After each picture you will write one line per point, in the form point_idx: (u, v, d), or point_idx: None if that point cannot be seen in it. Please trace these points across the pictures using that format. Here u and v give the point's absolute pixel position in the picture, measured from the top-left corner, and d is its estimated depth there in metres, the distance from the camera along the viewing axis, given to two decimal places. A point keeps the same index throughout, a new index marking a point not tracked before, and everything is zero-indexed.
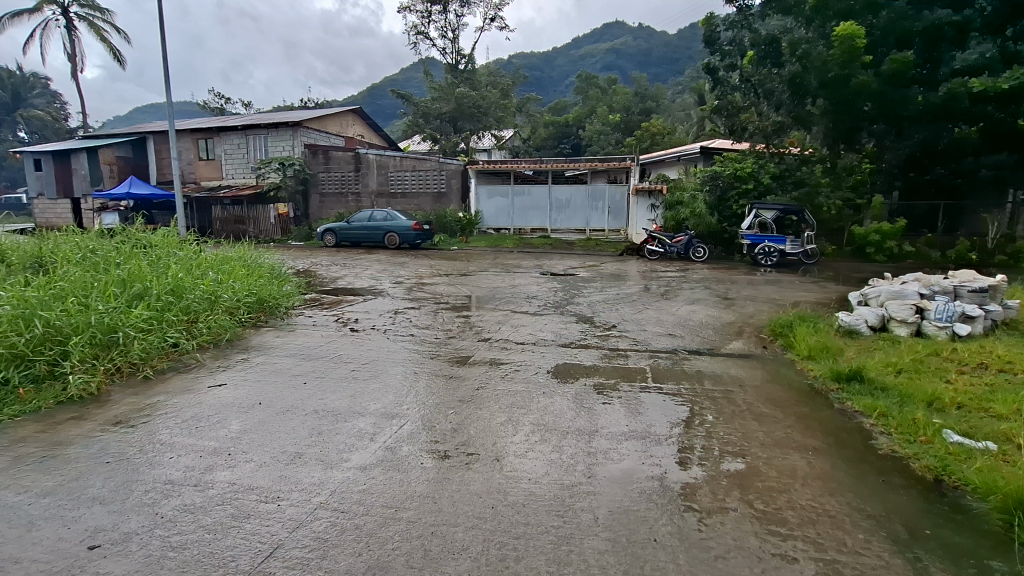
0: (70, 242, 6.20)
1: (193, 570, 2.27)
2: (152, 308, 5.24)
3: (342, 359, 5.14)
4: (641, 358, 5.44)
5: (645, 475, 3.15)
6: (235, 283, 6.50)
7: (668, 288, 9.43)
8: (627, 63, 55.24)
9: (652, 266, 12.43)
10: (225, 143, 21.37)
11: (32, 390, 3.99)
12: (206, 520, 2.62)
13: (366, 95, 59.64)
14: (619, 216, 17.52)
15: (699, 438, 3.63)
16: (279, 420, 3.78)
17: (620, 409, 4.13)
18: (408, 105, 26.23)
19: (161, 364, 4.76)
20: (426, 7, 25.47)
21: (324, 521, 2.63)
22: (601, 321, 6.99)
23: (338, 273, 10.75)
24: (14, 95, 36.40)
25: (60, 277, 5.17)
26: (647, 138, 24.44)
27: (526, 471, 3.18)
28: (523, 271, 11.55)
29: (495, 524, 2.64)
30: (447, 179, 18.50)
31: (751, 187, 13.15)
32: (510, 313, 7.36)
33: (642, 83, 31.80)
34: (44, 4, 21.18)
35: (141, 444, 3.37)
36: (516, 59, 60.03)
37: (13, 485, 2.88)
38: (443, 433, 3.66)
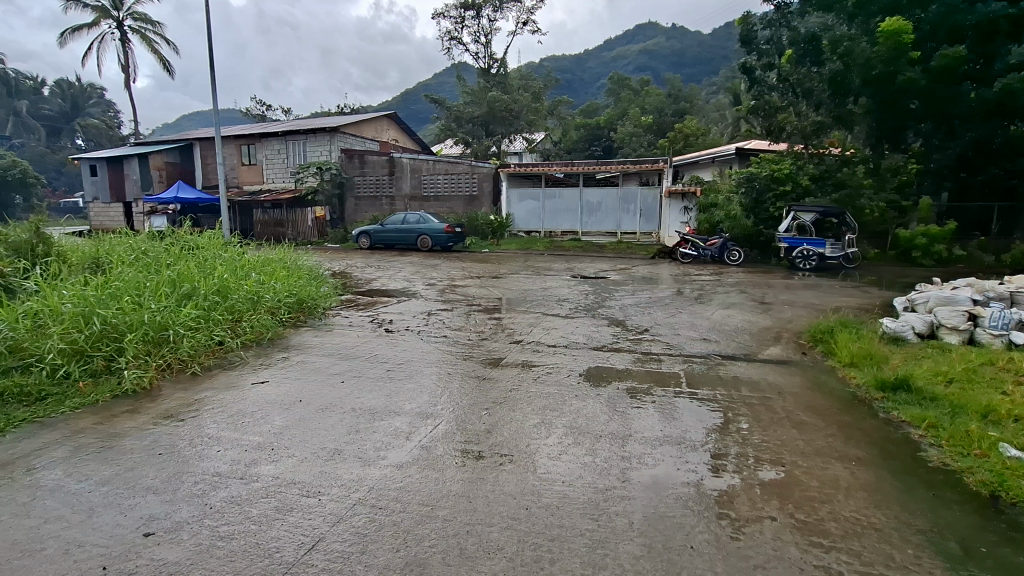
0: (125, 244, 6.54)
1: (242, 559, 2.36)
2: (200, 308, 5.48)
3: (378, 359, 5.25)
4: (674, 362, 5.36)
5: (680, 481, 3.11)
6: (276, 284, 6.74)
7: (702, 292, 9.28)
8: (661, 64, 54.48)
9: (684, 269, 12.26)
10: (265, 148, 22.09)
11: (90, 384, 4.22)
12: (252, 511, 2.73)
13: (400, 101, 60.90)
14: (651, 219, 17.33)
15: (736, 446, 3.56)
16: (318, 417, 3.88)
17: (654, 414, 4.08)
18: (441, 110, 26.59)
19: (208, 360, 4.96)
20: (460, 13, 25.83)
21: (363, 517, 2.69)
22: (633, 325, 6.93)
23: (373, 275, 10.99)
24: (73, 105, 38.96)
25: (116, 276, 5.46)
26: (681, 139, 24.06)
27: (560, 474, 3.18)
28: (554, 274, 11.55)
29: (530, 525, 2.66)
30: (478, 182, 18.64)
31: (789, 189, 12.82)
32: (541, 316, 7.37)
33: (676, 84, 31.32)
34: (100, 19, 22.39)
35: (191, 437, 3.52)
36: (547, 62, 60.19)
37: (75, 473, 3.06)
38: (476, 433, 3.70)
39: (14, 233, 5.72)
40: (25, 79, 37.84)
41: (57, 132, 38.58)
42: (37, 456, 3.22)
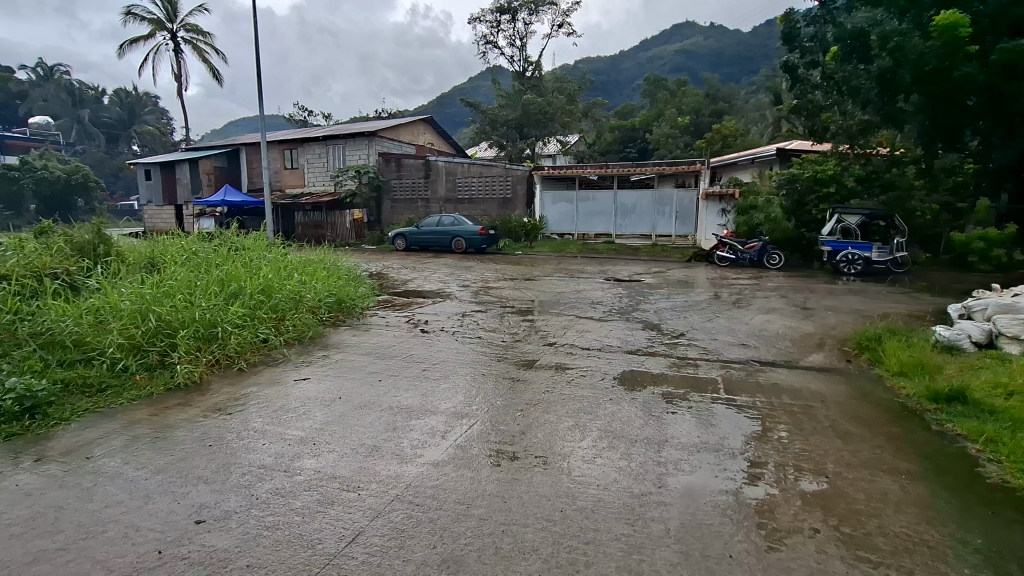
0: (177, 245, 6.86)
1: (287, 549, 2.44)
2: (246, 306, 5.71)
3: (413, 359, 5.34)
4: (712, 368, 5.26)
5: (717, 489, 3.05)
6: (317, 284, 6.95)
7: (741, 296, 9.06)
8: (698, 64, 53.44)
9: (722, 273, 11.99)
10: (307, 153, 22.78)
11: (146, 377, 4.45)
12: (296, 503, 2.82)
13: (436, 105, 61.82)
14: (687, 221, 17.02)
15: (777, 455, 3.46)
16: (357, 414, 3.98)
17: (691, 421, 4.01)
18: (476, 113, 26.85)
19: (253, 357, 5.15)
20: (496, 17, 26.09)
21: (401, 513, 2.75)
22: (669, 329, 6.81)
23: (408, 276, 11.17)
24: (131, 113, 41.30)
25: (170, 276, 5.72)
26: (719, 140, 23.52)
27: (594, 477, 3.16)
28: (587, 276, 11.48)
29: (565, 528, 2.66)
30: (513, 185, 18.71)
31: (833, 191, 12.48)
32: (575, 319, 7.34)
33: (714, 84, 30.68)
34: (156, 30, 23.55)
35: (237, 431, 3.66)
36: (581, 65, 60.04)
37: (133, 461, 3.23)
38: (510, 435, 3.71)
39: (79, 234, 6.08)
40: (88, 90, 40.34)
41: (115, 139, 40.74)
42: (98, 445, 3.41)
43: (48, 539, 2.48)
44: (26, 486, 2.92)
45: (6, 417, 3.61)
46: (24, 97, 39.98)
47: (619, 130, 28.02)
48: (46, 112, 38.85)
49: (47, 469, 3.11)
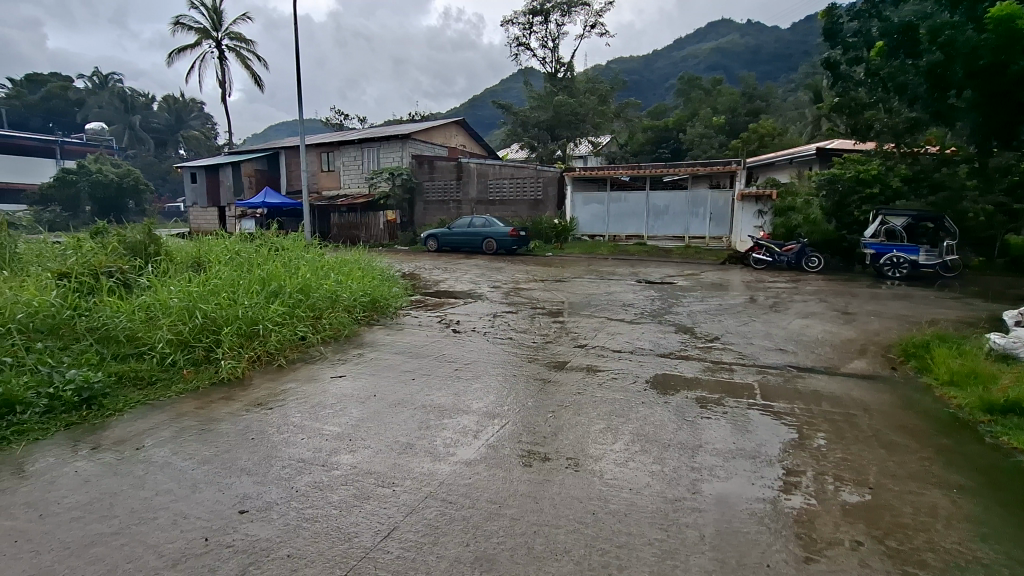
0: (221, 245, 7.13)
1: (326, 541, 2.51)
2: (286, 304, 5.89)
3: (445, 359, 5.41)
4: (747, 373, 5.15)
5: (753, 497, 2.98)
6: (353, 284, 7.11)
7: (778, 300, 8.82)
8: (734, 63, 52.33)
9: (757, 276, 11.71)
10: (342, 155, 23.36)
11: (193, 371, 4.64)
12: (333, 497, 2.90)
13: (468, 107, 62.43)
14: (722, 222, 16.68)
15: (817, 464, 3.36)
16: (392, 412, 4.06)
17: (726, 426, 3.93)
18: (508, 115, 26.96)
19: (292, 354, 5.32)
20: (528, 19, 26.18)
21: (435, 510, 2.79)
22: (702, 332, 6.69)
23: (440, 277, 11.32)
24: (178, 118, 43.19)
25: (214, 275, 5.94)
26: (755, 140, 22.95)
27: (627, 481, 3.14)
28: (618, 278, 11.40)
29: (596, 531, 2.65)
30: (544, 186, 18.71)
31: (876, 191, 12.13)
32: (605, 321, 7.29)
33: (751, 83, 29.92)
34: (201, 39, 24.53)
35: (277, 425, 3.79)
36: (613, 65, 59.62)
37: (181, 452, 3.38)
38: (542, 436, 3.71)
39: (131, 234, 6.37)
40: (139, 97, 42.40)
41: (163, 144, 42.57)
42: (148, 436, 3.57)
43: (104, 524, 2.62)
44: (84, 473, 3.09)
45: (67, 406, 3.83)
46: (81, 105, 42.08)
47: (651, 131, 27.65)
48: (100, 118, 40.85)
49: (102, 457, 3.28)
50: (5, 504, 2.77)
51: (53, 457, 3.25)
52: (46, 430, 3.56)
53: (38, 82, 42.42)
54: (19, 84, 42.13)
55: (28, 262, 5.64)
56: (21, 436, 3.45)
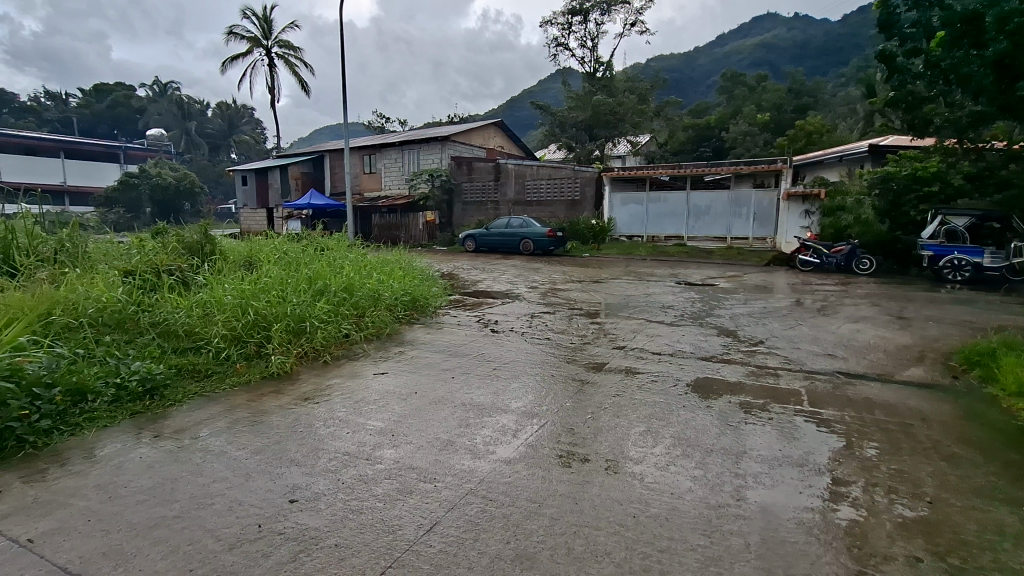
0: (271, 245, 7.43)
1: (370, 533, 2.58)
2: (331, 303, 6.09)
3: (485, 359, 5.45)
4: (794, 379, 4.97)
5: (800, 506, 2.89)
6: (394, 284, 7.27)
7: (826, 303, 8.49)
8: (780, 58, 50.67)
9: (804, 278, 11.30)
10: (384, 158, 23.95)
11: (245, 366, 4.85)
12: (377, 489, 2.99)
13: (506, 108, 62.88)
14: (766, 222, 16.19)
15: (869, 474, 3.22)
16: (432, 409, 4.13)
17: (771, 432, 3.82)
18: (545, 115, 26.96)
19: (337, 351, 5.50)
20: (567, 19, 26.12)
21: (475, 507, 2.83)
22: (746, 336, 6.51)
23: (478, 276, 11.46)
24: (231, 123, 45.27)
25: (265, 274, 6.20)
26: (802, 137, 22.13)
27: (669, 485, 3.09)
28: (658, 279, 11.25)
29: (638, 535, 2.62)
30: (581, 187, 18.62)
31: (937, 190, 11.37)
32: (644, 323, 7.18)
33: (798, 78, 28.83)
34: (253, 47, 25.58)
35: (324, 418, 3.93)
36: (654, 63, 58.76)
37: (236, 441, 3.54)
38: (580, 437, 3.71)
39: (189, 234, 6.71)
40: (195, 104, 44.58)
41: (217, 148, 44.69)
42: (204, 426, 3.76)
43: (166, 507, 2.78)
44: (148, 459, 3.28)
45: (132, 396, 4.08)
46: (143, 112, 44.55)
47: (692, 129, 27.08)
48: (160, 125, 43.10)
49: (164, 444, 3.48)
50: (79, 485, 2.97)
51: (120, 443, 3.47)
52: (113, 417, 3.80)
53: (105, 91, 45.14)
54: (88, 94, 44.92)
55: (96, 260, 6.00)
56: (92, 422, 3.69)
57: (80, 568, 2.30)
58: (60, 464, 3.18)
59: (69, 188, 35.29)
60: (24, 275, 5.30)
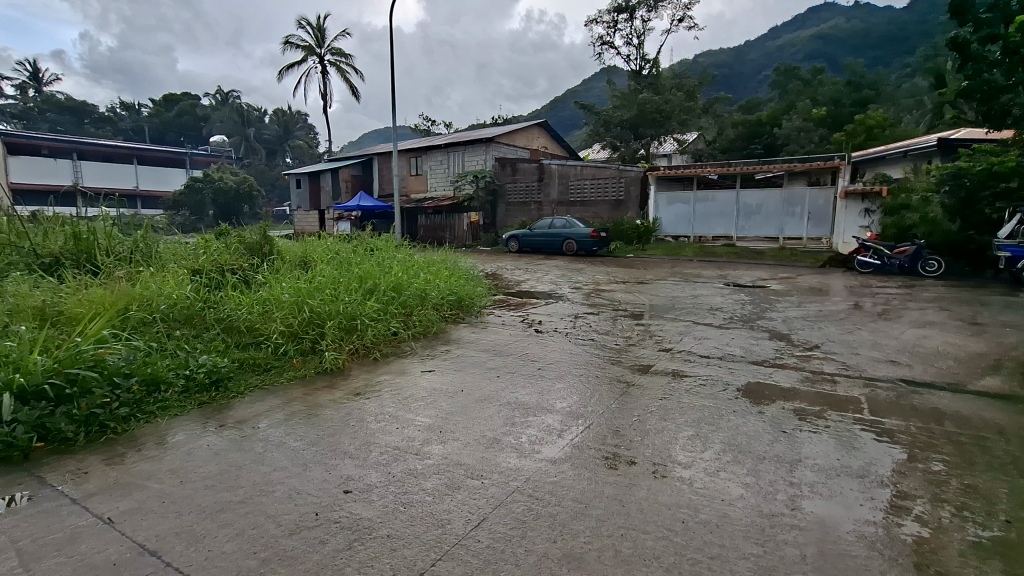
0: (324, 246, 7.73)
1: (419, 525, 2.65)
2: (380, 302, 6.28)
3: (529, 358, 5.48)
4: (853, 386, 4.74)
5: (861, 519, 2.76)
6: (441, 284, 7.42)
7: (888, 307, 8.04)
8: (838, 50, 48.40)
9: (863, 280, 10.74)
10: (430, 160, 24.44)
11: (301, 361, 5.07)
12: (427, 484, 3.06)
13: (550, 109, 63.00)
14: (822, 222, 15.50)
15: (937, 489, 3.04)
16: (478, 407, 4.19)
17: (828, 441, 3.66)
18: (589, 115, 26.79)
19: (386, 348, 5.66)
20: (613, 17, 25.86)
21: (522, 505, 2.85)
22: (800, 340, 6.25)
23: (522, 277, 11.51)
24: (286, 129, 47.42)
25: (319, 273, 6.45)
26: (862, 132, 21.02)
27: (720, 492, 3.02)
28: (705, 281, 10.97)
29: (687, 540, 2.58)
30: (626, 186, 18.38)
31: (1014, 187, 10.31)
32: (691, 325, 7.00)
33: (858, 69, 27.38)
34: (307, 56, 26.66)
35: (373, 413, 4.06)
36: (702, 60, 57.32)
37: (292, 433, 3.71)
38: (625, 439, 3.68)
39: (250, 236, 7.09)
40: (254, 111, 46.93)
41: (273, 153, 47.04)
42: (263, 418, 3.95)
43: (232, 492, 2.95)
44: (214, 446, 3.49)
45: (199, 387, 4.33)
46: (206, 120, 47.26)
47: (742, 126, 26.25)
48: (222, 131, 45.50)
49: (228, 433, 3.69)
50: (154, 469, 3.20)
51: (188, 431, 3.70)
52: (183, 407, 4.05)
53: (173, 101, 48.02)
54: (157, 103, 47.94)
55: (167, 258, 6.43)
56: (164, 411, 3.95)
57: (157, 545, 2.47)
58: (137, 449, 3.43)
59: (140, 192, 37.86)
60: (105, 273, 5.74)
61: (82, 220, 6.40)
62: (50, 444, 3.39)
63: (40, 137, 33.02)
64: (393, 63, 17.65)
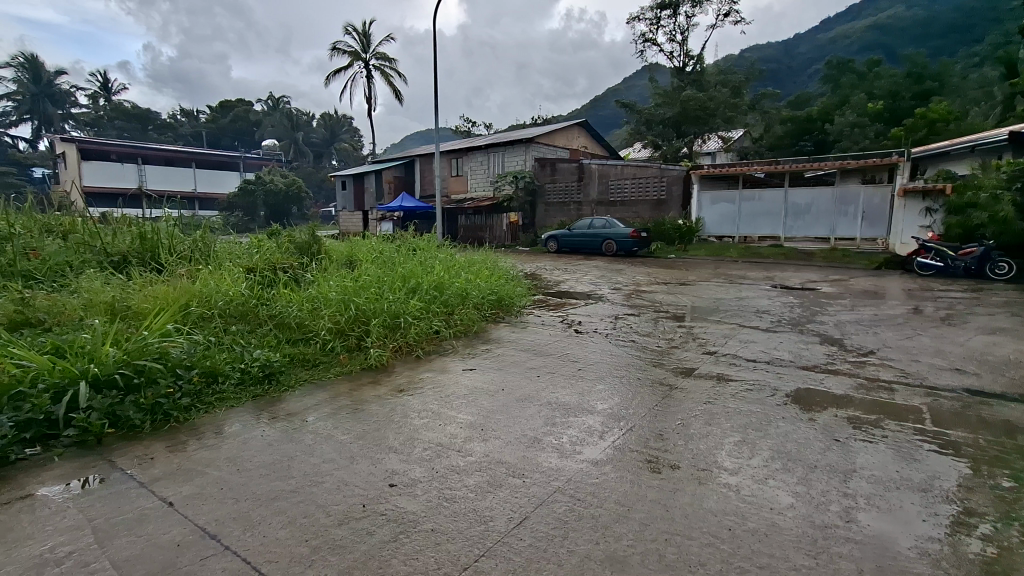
0: (369, 245, 7.94)
1: (461, 522, 2.68)
2: (423, 301, 6.40)
3: (569, 359, 5.47)
4: (913, 395, 4.49)
5: (923, 535, 2.61)
6: (482, 283, 7.50)
7: (953, 312, 7.56)
8: (896, 40, 45.89)
9: (924, 283, 10.16)
10: (470, 161, 24.71)
11: (347, 357, 5.23)
12: (469, 481, 3.10)
13: (590, 108, 62.58)
14: (877, 222, 14.76)
15: (1009, 507, 2.84)
16: (519, 406, 4.21)
17: (886, 452, 3.48)
18: (630, 113, 26.43)
19: (429, 346, 5.77)
20: (656, 14, 25.44)
21: (564, 505, 2.85)
22: (853, 345, 5.97)
23: (561, 277, 11.47)
24: (332, 132, 49.01)
25: (365, 272, 6.63)
26: (923, 126, 19.86)
27: (769, 501, 2.92)
28: (752, 282, 10.63)
29: (734, 547, 2.52)
30: (668, 186, 18.03)
31: None
32: (737, 328, 6.80)
33: (919, 60, 25.89)
34: (353, 61, 27.44)
35: (416, 410, 4.14)
36: (749, 54, 55.56)
37: (340, 426, 3.84)
38: (667, 443, 3.62)
39: (300, 236, 7.38)
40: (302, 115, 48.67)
41: (320, 155, 48.89)
42: (312, 412, 4.09)
43: (285, 481, 3.08)
44: (268, 437, 3.65)
45: (254, 380, 4.53)
46: (259, 124, 49.33)
47: (791, 123, 25.30)
48: (273, 135, 47.33)
49: (280, 425, 3.85)
50: (213, 456, 3.37)
51: (243, 422, 3.88)
52: (238, 399, 4.25)
53: (228, 107, 50.25)
54: (214, 109, 50.34)
55: (224, 256, 6.77)
56: (221, 402, 4.16)
57: (216, 530, 2.60)
58: (197, 438, 3.61)
59: (198, 194, 39.86)
60: (168, 271, 6.09)
61: (147, 220, 6.81)
62: (120, 430, 3.63)
63: (109, 144, 35.25)
64: (436, 66, 17.93)
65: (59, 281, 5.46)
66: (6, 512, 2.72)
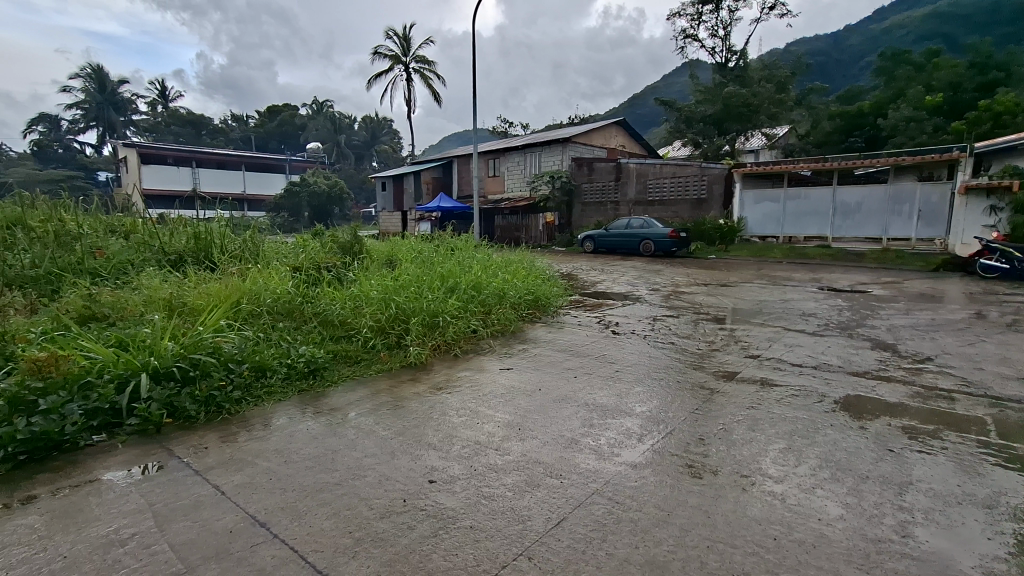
0: (408, 245, 8.09)
1: (499, 520, 2.71)
2: (461, 300, 6.47)
3: (607, 360, 5.42)
4: (975, 405, 4.23)
5: (987, 554, 2.47)
6: (518, 283, 7.54)
7: (1020, 317, 7.07)
8: (957, 28, 43.20)
9: (987, 286, 9.55)
10: (508, 161, 24.83)
11: (388, 354, 5.34)
12: (507, 479, 3.12)
13: (628, 107, 61.73)
14: (935, 221, 13.97)
15: None
16: (556, 407, 4.20)
17: (947, 465, 3.30)
18: (670, 111, 25.93)
19: (466, 345, 5.83)
20: (697, 9, 24.91)
21: (602, 508, 2.83)
22: (908, 351, 5.68)
23: (598, 277, 11.37)
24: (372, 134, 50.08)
25: (404, 271, 6.75)
26: (987, 119, 18.64)
27: (817, 511, 2.82)
28: (797, 284, 10.25)
29: (780, 558, 2.44)
30: (708, 184, 17.60)
31: None
32: (781, 331, 6.57)
33: (984, 48, 24.31)
34: (393, 65, 28.02)
35: (454, 409, 4.18)
36: (796, 48, 53.55)
37: (381, 422, 3.92)
38: (708, 448, 3.53)
39: (342, 236, 7.60)
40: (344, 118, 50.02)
41: (361, 157, 50.05)
42: (354, 408, 4.20)
43: (329, 474, 3.17)
44: (312, 431, 3.77)
45: (300, 374, 4.68)
46: (304, 128, 50.97)
47: (841, 118, 24.22)
48: (316, 138, 48.83)
49: (324, 419, 3.98)
50: (263, 447, 3.51)
51: (289, 416, 4.02)
52: (285, 393, 4.41)
53: (275, 112, 52.20)
54: (261, 115, 52.35)
55: (270, 255, 7.03)
56: (269, 395, 4.33)
57: (266, 518, 2.71)
58: (246, 429, 3.77)
59: (246, 196, 41.55)
60: (220, 268, 6.38)
61: (202, 220, 7.16)
62: (177, 420, 3.83)
63: (166, 148, 37.21)
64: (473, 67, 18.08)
65: (121, 278, 5.79)
66: (76, 495, 2.91)
